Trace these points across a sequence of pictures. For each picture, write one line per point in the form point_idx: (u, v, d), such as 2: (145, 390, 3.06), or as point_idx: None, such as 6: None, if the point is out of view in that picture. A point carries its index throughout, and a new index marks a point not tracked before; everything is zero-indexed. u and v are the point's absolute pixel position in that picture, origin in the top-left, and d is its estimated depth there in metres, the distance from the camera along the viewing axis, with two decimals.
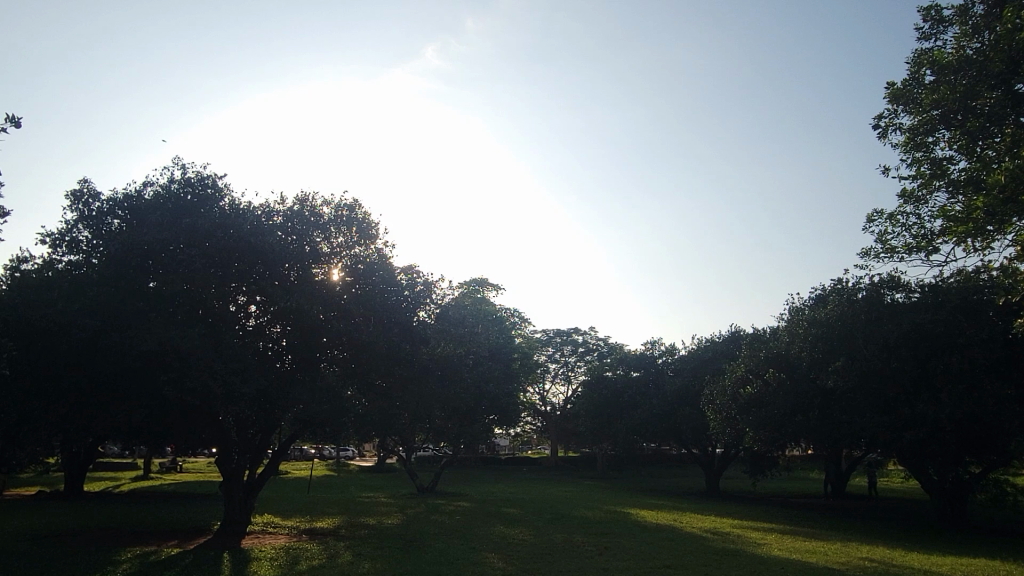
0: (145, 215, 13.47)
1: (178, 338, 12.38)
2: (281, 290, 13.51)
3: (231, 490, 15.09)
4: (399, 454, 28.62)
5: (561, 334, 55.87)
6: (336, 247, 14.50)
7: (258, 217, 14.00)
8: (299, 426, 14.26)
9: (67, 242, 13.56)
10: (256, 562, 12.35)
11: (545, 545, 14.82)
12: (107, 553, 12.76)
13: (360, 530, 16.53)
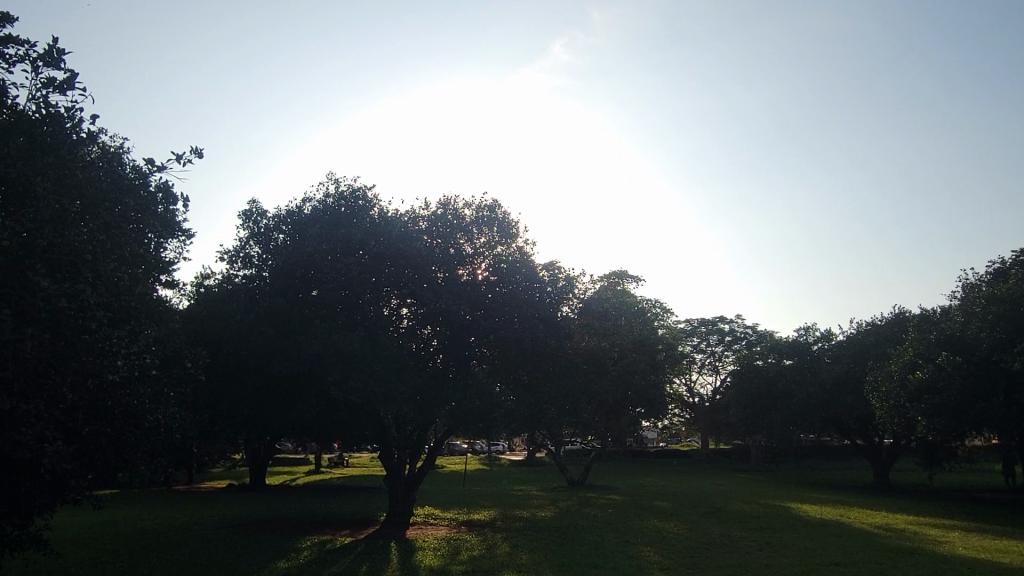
0: (306, 229, 14.54)
1: (342, 342, 13.25)
2: (431, 292, 14.10)
3: (394, 483, 15.97)
4: (548, 448, 29.02)
5: (706, 324, 54.28)
6: (479, 248, 14.94)
7: (405, 223, 14.72)
8: (453, 422, 14.81)
9: (241, 258, 14.89)
10: (421, 551, 12.99)
11: (703, 539, 14.45)
12: (290, 540, 13.92)
13: (515, 523, 16.92)
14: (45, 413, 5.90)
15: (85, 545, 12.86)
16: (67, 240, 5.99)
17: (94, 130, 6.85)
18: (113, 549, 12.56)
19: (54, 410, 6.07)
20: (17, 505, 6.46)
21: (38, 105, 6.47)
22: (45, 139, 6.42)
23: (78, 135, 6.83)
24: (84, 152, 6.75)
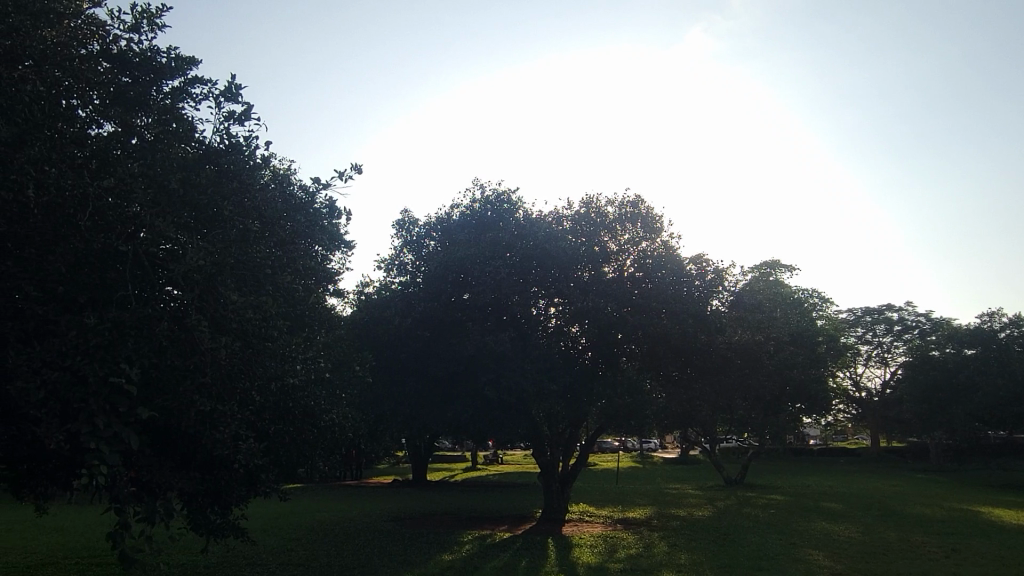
0: (455, 235, 15.17)
1: (493, 342, 13.61)
2: (577, 291, 14.21)
3: (549, 480, 16.19)
4: (702, 445, 28.25)
5: (872, 314, 50.57)
6: (623, 244, 14.91)
7: (550, 224, 14.99)
8: (605, 419, 14.80)
9: (397, 266, 15.72)
10: (578, 547, 13.11)
11: (878, 544, 13.47)
12: (453, 534, 14.50)
13: (671, 522, 16.62)
14: (239, 414, 6.55)
15: (274, 533, 14.12)
16: (249, 256, 6.62)
17: (267, 155, 7.38)
18: (297, 538, 13.68)
19: (246, 411, 6.74)
20: (218, 498, 7.19)
21: (221, 136, 7.07)
22: (228, 166, 7.05)
23: (256, 160, 7.39)
24: (261, 177, 7.32)
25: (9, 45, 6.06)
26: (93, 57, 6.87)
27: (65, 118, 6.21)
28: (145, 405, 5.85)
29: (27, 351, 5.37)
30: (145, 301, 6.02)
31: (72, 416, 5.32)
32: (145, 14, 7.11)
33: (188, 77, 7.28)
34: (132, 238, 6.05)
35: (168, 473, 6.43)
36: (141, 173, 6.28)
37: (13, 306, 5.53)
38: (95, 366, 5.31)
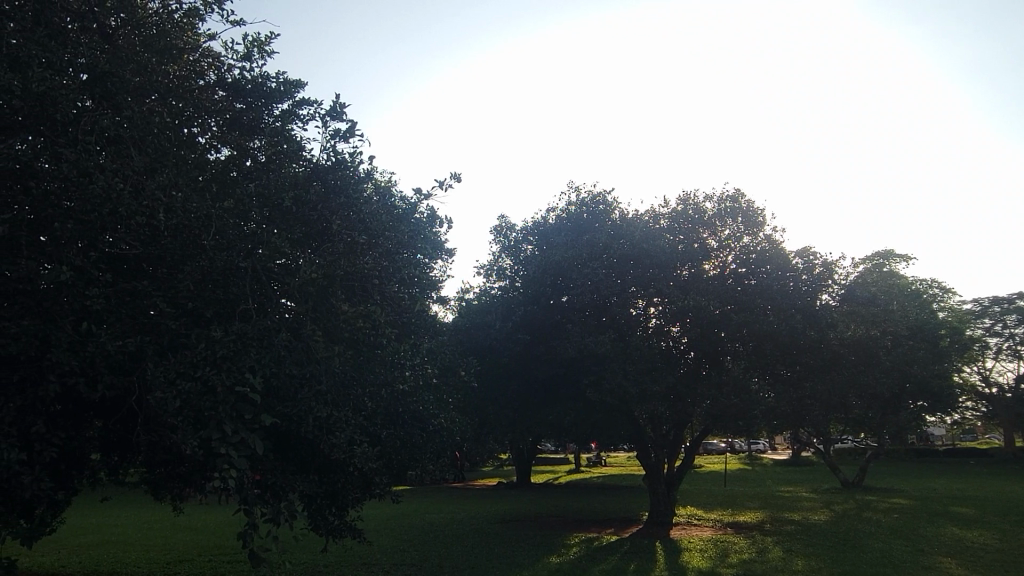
0: (552, 238, 15.28)
1: (593, 344, 13.51)
2: (678, 289, 13.96)
3: (655, 482, 15.94)
4: (816, 446, 27.05)
5: (1000, 303, 46.97)
6: (724, 240, 14.61)
7: (647, 223, 14.91)
8: (711, 420, 14.42)
9: (495, 271, 15.86)
10: (688, 552, 12.84)
11: (1019, 552, 12.48)
12: (559, 537, 14.50)
13: (785, 526, 16.00)
14: (353, 419, 6.81)
15: (385, 534, 14.58)
16: (357, 267, 6.88)
17: (371, 168, 7.59)
18: (407, 539, 14.07)
19: (359, 416, 7.00)
20: (335, 500, 7.49)
21: (328, 153, 7.33)
22: (335, 182, 7.28)
23: (363, 173, 7.60)
24: (367, 189, 7.52)
25: (136, 81, 6.57)
26: (210, 86, 7.28)
27: (188, 145, 6.70)
28: (267, 412, 6.16)
29: (162, 363, 5.73)
30: (264, 314, 6.35)
31: (203, 423, 5.66)
32: (255, 43, 7.52)
33: (295, 99, 7.58)
34: (250, 254, 6.39)
35: (290, 476, 6.74)
36: (257, 193, 6.61)
37: (149, 321, 5.90)
38: (223, 376, 5.65)
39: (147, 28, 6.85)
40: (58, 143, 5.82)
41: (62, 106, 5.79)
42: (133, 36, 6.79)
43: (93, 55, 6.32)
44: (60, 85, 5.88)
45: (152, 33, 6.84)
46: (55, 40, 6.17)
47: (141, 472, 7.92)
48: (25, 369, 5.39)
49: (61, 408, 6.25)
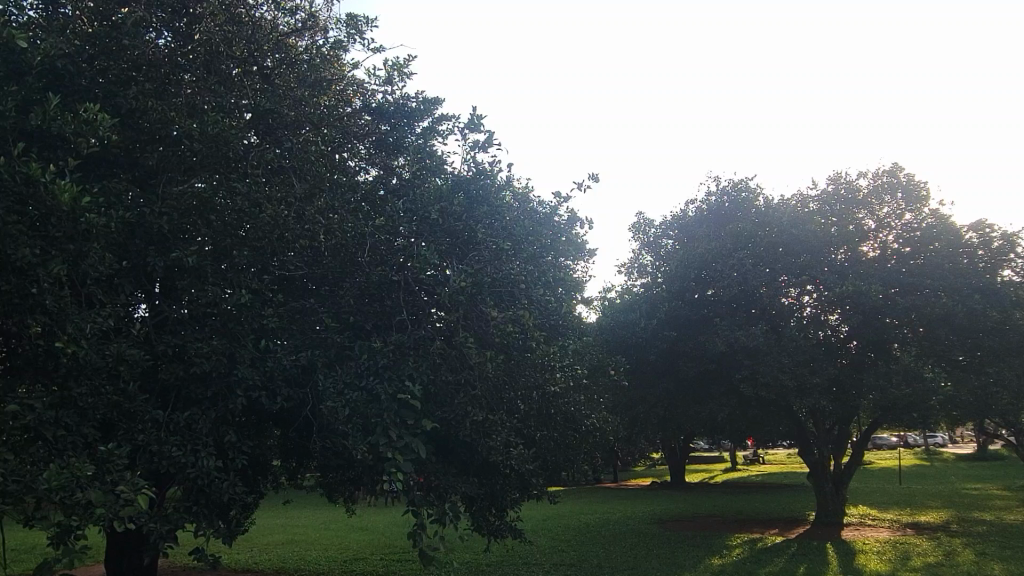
0: (694, 231, 14.93)
1: (744, 337, 12.92)
2: (834, 275, 13.28)
3: (821, 480, 15.09)
4: (1006, 438, 24.51)
5: None
6: (884, 219, 13.75)
7: (795, 207, 14.19)
8: (881, 413, 13.44)
9: (637, 268, 15.65)
10: (863, 554, 12.02)
11: None
12: (721, 537, 14.05)
13: (976, 526, 14.58)
14: (507, 421, 6.97)
15: (544, 534, 14.80)
16: (504, 274, 7.04)
17: (511, 175, 7.68)
18: (566, 539, 14.19)
19: (514, 419, 7.15)
20: (495, 501, 7.67)
21: (469, 164, 7.51)
22: (477, 192, 7.46)
23: (503, 181, 7.76)
24: (508, 196, 7.68)
25: (292, 114, 7.09)
26: (357, 112, 7.70)
27: (341, 169, 7.16)
28: (428, 417, 6.43)
29: (331, 374, 6.10)
30: (418, 323, 6.65)
31: (370, 430, 5.99)
32: (395, 67, 7.90)
33: (435, 115, 7.85)
34: (403, 268, 6.73)
35: (452, 478, 6.99)
36: (406, 210, 6.92)
37: (317, 336, 6.33)
38: (386, 385, 5.97)
39: (299, 64, 7.36)
40: (230, 177, 6.35)
41: (231, 144, 6.33)
42: (287, 73, 7.33)
43: (254, 94, 6.87)
44: (229, 125, 6.42)
45: (303, 68, 7.35)
46: (222, 85, 6.75)
47: (318, 476, 8.48)
48: (217, 385, 5.88)
49: (247, 419, 6.83)
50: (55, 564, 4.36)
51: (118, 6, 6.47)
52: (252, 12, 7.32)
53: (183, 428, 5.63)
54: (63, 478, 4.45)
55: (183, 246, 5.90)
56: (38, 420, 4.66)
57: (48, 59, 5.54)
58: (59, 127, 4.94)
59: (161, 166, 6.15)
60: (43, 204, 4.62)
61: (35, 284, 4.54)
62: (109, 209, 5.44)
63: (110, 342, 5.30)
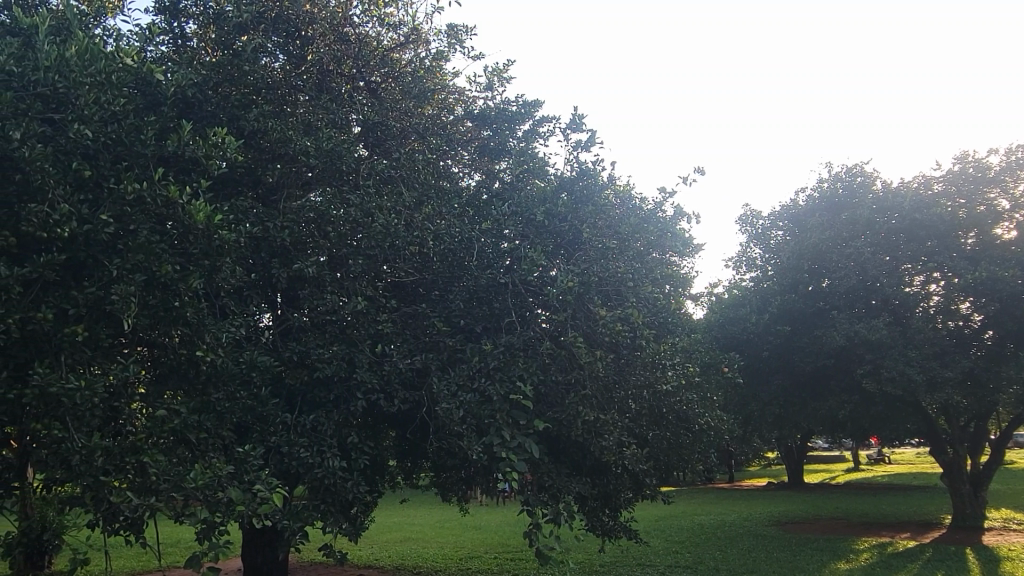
0: (806, 221, 14.41)
1: (866, 330, 12.25)
2: (965, 261, 12.39)
3: (957, 481, 14.09)
4: None
5: None
6: (1020, 197, 12.69)
7: (917, 190, 13.33)
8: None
9: (746, 262, 15.25)
10: (1009, 562, 11.12)
11: None
12: (846, 541, 13.37)
13: None
14: (619, 421, 6.90)
15: (657, 535, 14.60)
16: (610, 273, 7.00)
17: (614, 173, 7.63)
18: (681, 540, 13.93)
19: (625, 418, 7.07)
20: (609, 502, 7.59)
21: (571, 164, 7.52)
22: (581, 191, 7.46)
23: (606, 180, 7.72)
24: (611, 195, 7.63)
25: (397, 126, 7.37)
26: (460, 119, 7.87)
27: (446, 176, 7.33)
28: (540, 417, 6.47)
29: (445, 377, 6.25)
30: (526, 324, 6.71)
31: (484, 430, 6.08)
32: (495, 72, 8.01)
33: (536, 118, 7.91)
34: (510, 271, 6.81)
35: (565, 478, 6.98)
36: (512, 213, 7.00)
37: (429, 340, 6.50)
38: (498, 386, 6.05)
39: (404, 76, 7.58)
40: (343, 189, 6.62)
41: (344, 157, 6.60)
42: (393, 87, 7.57)
43: (363, 109, 7.13)
44: (341, 139, 6.69)
45: (408, 81, 7.57)
46: (333, 102, 7.03)
47: (434, 476, 8.69)
48: (338, 388, 6.13)
49: (366, 420, 7.11)
50: (201, 557, 4.67)
51: (238, 33, 6.85)
52: (358, 29, 7.59)
53: (310, 430, 5.92)
54: (207, 477, 4.76)
55: (304, 257, 6.21)
56: (182, 424, 5.01)
57: (179, 89, 5.94)
58: (192, 151, 5.31)
59: (281, 182, 6.50)
60: (181, 223, 4.95)
61: (177, 297, 4.89)
62: (236, 225, 5.77)
63: (243, 350, 5.64)
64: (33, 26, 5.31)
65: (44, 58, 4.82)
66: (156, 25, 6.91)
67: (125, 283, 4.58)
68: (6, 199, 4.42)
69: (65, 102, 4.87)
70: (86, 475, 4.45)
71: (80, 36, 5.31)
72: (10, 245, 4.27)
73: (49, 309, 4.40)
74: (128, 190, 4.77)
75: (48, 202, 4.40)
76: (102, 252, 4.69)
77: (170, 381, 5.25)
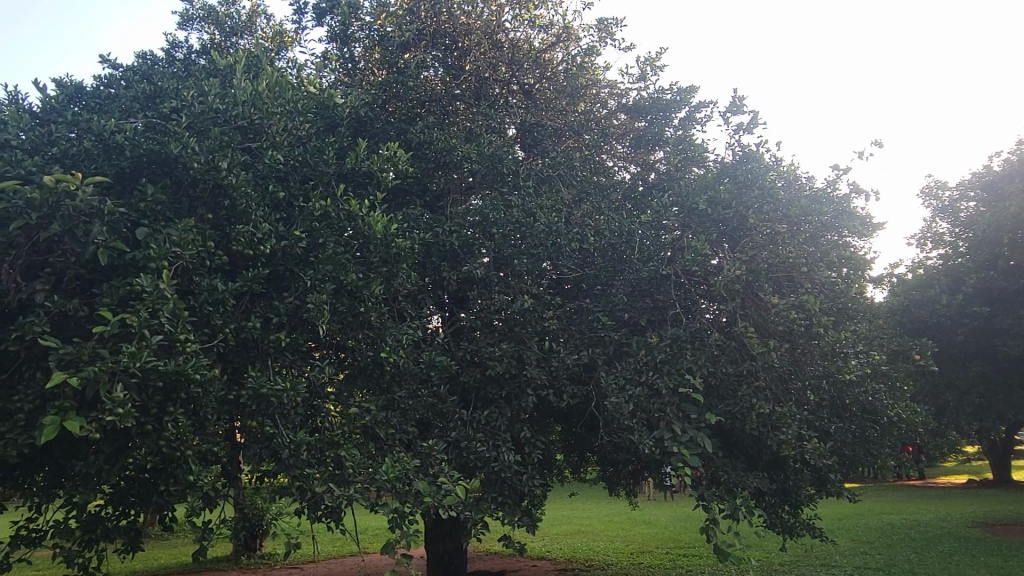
0: (1003, 188, 13.02)
1: None
2: None
3: None
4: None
5: None
6: None
7: None
8: None
9: (933, 239, 14.39)
10: None
11: None
12: None
13: None
14: (798, 414, 6.55)
15: (843, 535, 13.71)
16: (781, 258, 6.66)
17: (779, 154, 7.27)
18: (869, 541, 13.00)
19: (805, 411, 6.70)
20: (787, 500, 7.23)
21: (732, 148, 7.25)
22: (744, 176, 7.17)
23: (771, 162, 7.37)
24: (777, 177, 7.27)
25: (553, 126, 7.48)
26: (614, 113, 7.84)
27: (602, 171, 7.35)
28: (711, 410, 6.30)
29: (612, 371, 6.23)
30: (692, 316, 6.57)
31: (654, 425, 6.00)
32: (647, 62, 7.89)
33: (692, 104, 7.70)
34: (672, 262, 6.68)
35: (740, 472, 6.73)
36: (673, 203, 6.88)
37: (595, 335, 6.52)
38: (666, 379, 5.97)
39: (557, 75, 7.68)
40: (504, 192, 6.82)
41: (503, 161, 6.80)
42: (547, 87, 7.69)
43: (519, 112, 7.31)
44: (499, 143, 6.89)
45: (561, 80, 7.66)
46: (490, 107, 7.26)
47: (602, 471, 8.73)
48: (509, 385, 6.32)
49: (537, 415, 7.25)
50: (395, 544, 4.92)
51: (401, 52, 7.25)
52: (511, 35, 7.78)
53: (485, 426, 6.14)
54: (396, 470, 5.08)
55: (471, 259, 6.46)
56: (372, 420, 5.38)
57: (353, 110, 6.39)
58: (368, 166, 5.70)
59: (447, 188, 6.79)
60: (362, 234, 5.32)
61: (362, 303, 5.27)
62: (409, 233, 6.12)
63: (422, 350, 5.97)
64: (229, 67, 5.94)
65: (242, 94, 5.38)
66: (329, 53, 7.48)
67: (318, 292, 5.01)
68: (218, 222, 4.98)
69: (259, 131, 5.41)
70: (293, 467, 4.90)
71: (268, 71, 5.87)
72: (223, 262, 4.80)
73: (256, 318, 4.89)
74: (317, 207, 5.21)
75: (252, 222, 4.90)
76: (297, 265, 5.15)
77: (359, 382, 5.66)
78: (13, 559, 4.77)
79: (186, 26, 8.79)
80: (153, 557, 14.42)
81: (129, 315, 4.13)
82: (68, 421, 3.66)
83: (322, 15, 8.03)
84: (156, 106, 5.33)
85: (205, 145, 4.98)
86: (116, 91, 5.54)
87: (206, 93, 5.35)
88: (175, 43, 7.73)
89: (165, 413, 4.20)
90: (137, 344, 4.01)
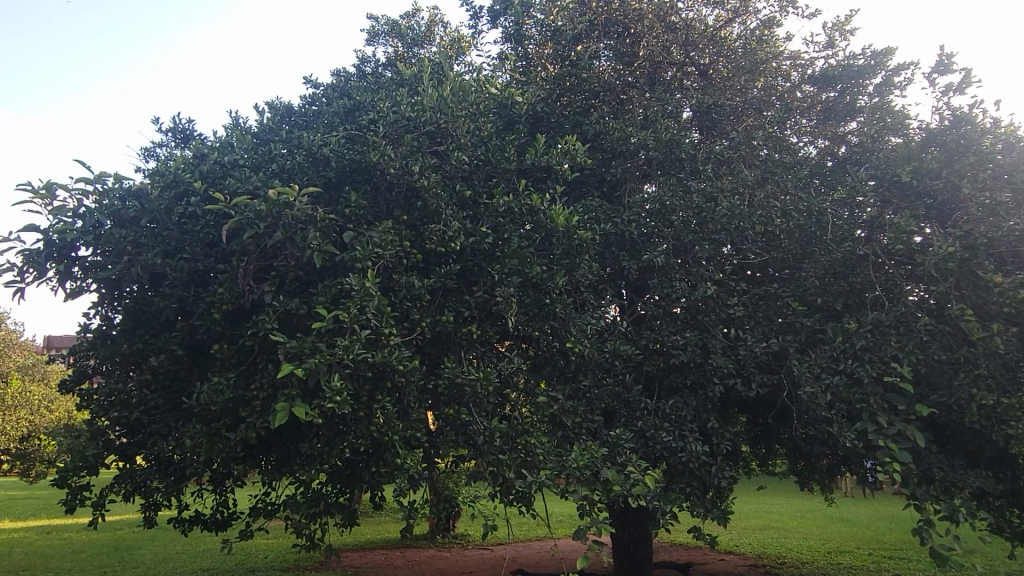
0: None
1: None
2: None
3: None
4: None
5: None
6: None
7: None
8: None
9: None
10: None
11: None
12: None
13: None
14: None
15: None
16: (1006, 230, 5.91)
17: (997, 114, 6.46)
18: None
19: None
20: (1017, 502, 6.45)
21: (939, 112, 6.56)
22: (956, 141, 6.45)
23: (987, 125, 6.57)
24: (996, 141, 6.45)
25: (732, 105, 7.19)
26: (799, 85, 7.38)
27: (787, 148, 6.94)
28: (922, 401, 5.78)
29: (806, 359, 5.89)
30: (897, 300, 6.04)
31: (857, 416, 5.58)
32: (835, 27, 7.35)
33: (890, 68, 7.07)
34: (870, 242, 6.20)
35: (959, 469, 6.09)
36: (871, 177, 6.35)
37: (786, 321, 6.20)
38: (869, 367, 5.53)
39: (735, 52, 7.35)
40: (683, 177, 6.66)
41: (681, 146, 6.64)
42: (725, 66, 7.39)
43: (695, 93, 7.09)
44: (676, 127, 6.74)
45: (740, 57, 7.34)
46: (665, 91, 7.11)
47: (794, 464, 8.29)
48: (694, 374, 6.19)
49: (724, 405, 7.03)
50: (586, 530, 4.96)
51: (574, 44, 7.30)
52: (685, 15, 7.55)
53: (671, 415, 6.04)
54: (585, 458, 5.12)
55: (651, 247, 6.39)
56: (559, 409, 5.49)
57: (530, 107, 6.56)
58: (546, 161, 5.82)
59: (624, 177, 6.76)
60: (543, 226, 5.44)
61: (547, 295, 5.38)
62: (589, 224, 6.17)
63: (606, 340, 5.99)
64: (416, 76, 6.32)
65: (428, 101, 5.70)
66: (504, 53, 7.72)
67: (505, 285, 5.20)
68: (413, 223, 5.32)
69: (446, 135, 5.70)
70: (487, 453, 5.12)
71: (451, 76, 6.17)
72: (419, 261, 5.13)
73: (449, 312, 5.18)
74: (501, 204, 5.41)
75: (442, 221, 5.20)
76: (484, 260, 5.37)
77: (544, 371, 5.80)
78: (254, 527, 5.41)
79: (374, 42, 9.47)
80: (362, 531, 15.75)
81: (342, 311, 4.54)
82: (295, 407, 4.09)
83: (497, 16, 8.30)
84: (354, 118, 5.79)
85: (399, 151, 5.34)
86: (320, 108, 6.10)
87: (398, 103, 5.73)
88: (365, 59, 8.36)
89: (374, 401, 4.56)
90: (349, 338, 4.40)
